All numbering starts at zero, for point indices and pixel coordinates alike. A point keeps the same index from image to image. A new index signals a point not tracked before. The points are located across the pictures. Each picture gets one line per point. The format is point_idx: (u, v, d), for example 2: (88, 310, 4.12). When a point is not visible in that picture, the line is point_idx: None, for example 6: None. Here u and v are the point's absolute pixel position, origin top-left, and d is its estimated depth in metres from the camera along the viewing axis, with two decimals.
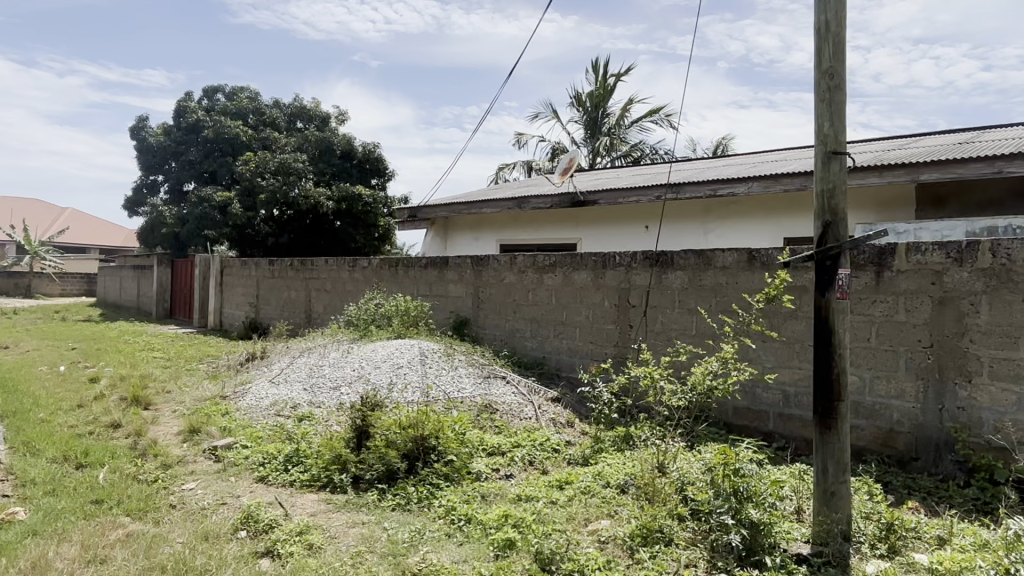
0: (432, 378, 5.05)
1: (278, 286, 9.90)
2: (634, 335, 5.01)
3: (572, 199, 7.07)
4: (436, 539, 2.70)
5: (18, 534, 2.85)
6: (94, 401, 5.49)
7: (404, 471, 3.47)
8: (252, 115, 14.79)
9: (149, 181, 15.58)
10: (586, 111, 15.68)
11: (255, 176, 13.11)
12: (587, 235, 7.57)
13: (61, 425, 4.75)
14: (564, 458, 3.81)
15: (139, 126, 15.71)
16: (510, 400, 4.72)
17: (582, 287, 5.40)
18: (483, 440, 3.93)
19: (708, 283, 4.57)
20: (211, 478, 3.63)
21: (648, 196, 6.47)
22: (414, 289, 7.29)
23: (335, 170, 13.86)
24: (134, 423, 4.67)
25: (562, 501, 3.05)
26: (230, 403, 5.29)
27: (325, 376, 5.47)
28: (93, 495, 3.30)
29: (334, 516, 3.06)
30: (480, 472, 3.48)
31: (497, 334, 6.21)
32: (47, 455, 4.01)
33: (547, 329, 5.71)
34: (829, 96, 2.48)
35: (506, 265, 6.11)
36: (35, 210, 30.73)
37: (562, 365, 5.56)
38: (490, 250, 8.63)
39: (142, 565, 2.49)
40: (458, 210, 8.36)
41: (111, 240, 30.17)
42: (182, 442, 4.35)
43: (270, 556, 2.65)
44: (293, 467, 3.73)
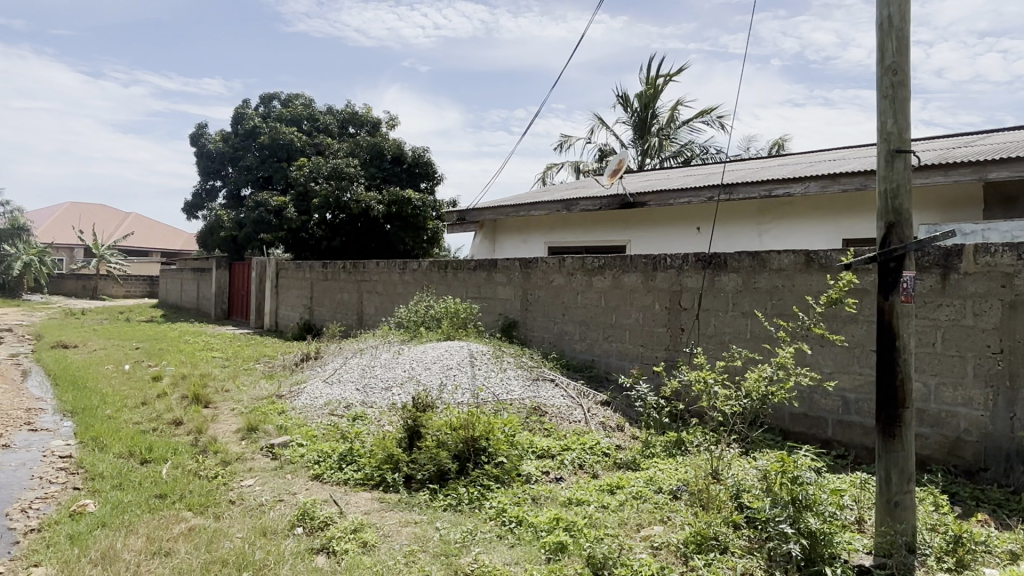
0: (481, 379, 5.08)
1: (331, 288, 10.10)
2: (686, 339, 4.93)
3: (622, 201, 7.02)
4: (487, 541, 2.71)
5: (89, 525, 2.98)
6: (157, 399, 5.70)
7: (455, 472, 3.49)
8: (306, 121, 15.21)
9: (208, 185, 16.09)
10: (635, 112, 15.53)
11: (308, 180, 13.55)
12: (637, 237, 7.50)
13: (126, 421, 4.95)
14: (615, 462, 3.76)
15: (199, 133, 16.25)
16: (559, 402, 4.70)
17: (632, 289, 5.35)
18: (533, 442, 3.93)
19: (763, 285, 4.47)
20: (268, 475, 3.73)
21: (700, 197, 6.37)
22: (463, 291, 7.34)
23: (385, 174, 14.08)
24: (196, 421, 4.83)
25: (614, 506, 3.03)
26: (286, 403, 5.41)
27: (377, 376, 5.56)
28: (157, 490, 3.43)
29: (388, 515, 3.10)
30: (530, 475, 3.48)
31: (546, 336, 6.20)
32: (114, 450, 4.19)
33: (597, 331, 5.67)
34: (893, 92, 2.39)
35: (555, 268, 6.10)
36: (103, 215, 32.13)
37: (611, 368, 5.52)
38: (538, 252, 8.62)
39: (205, 559, 2.56)
40: (507, 213, 8.39)
41: (172, 243, 31.31)
42: (240, 440, 4.48)
43: (325, 553, 2.70)
44: (346, 465, 3.80)
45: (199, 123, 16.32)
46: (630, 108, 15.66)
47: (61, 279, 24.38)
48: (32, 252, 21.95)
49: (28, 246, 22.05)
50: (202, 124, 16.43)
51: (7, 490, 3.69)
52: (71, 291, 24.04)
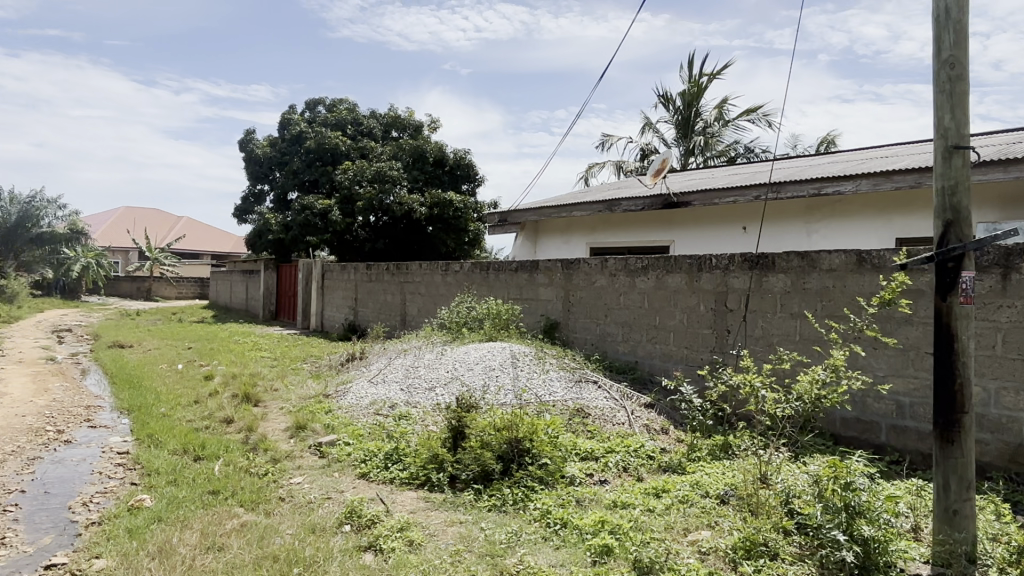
0: (523, 381, 5.08)
1: (375, 290, 10.23)
2: (732, 340, 4.85)
3: (665, 201, 6.94)
4: (532, 542, 2.71)
5: (146, 519, 3.09)
6: (209, 397, 5.86)
7: (499, 473, 3.50)
8: (350, 125, 15.46)
9: (256, 190, 16.47)
10: (679, 110, 15.36)
11: (353, 184, 13.76)
12: (681, 237, 7.41)
13: (180, 419, 5.10)
14: (660, 466, 3.72)
15: (247, 139, 16.66)
16: (602, 404, 4.68)
17: (676, 290, 5.29)
18: (577, 444, 3.92)
19: (812, 286, 4.37)
20: (316, 473, 3.80)
21: (746, 196, 6.26)
22: (505, 292, 7.35)
23: (428, 177, 14.21)
24: (246, 419, 4.95)
25: (660, 510, 2.99)
26: (333, 402, 5.50)
27: (420, 377, 5.62)
28: (209, 486, 3.53)
29: (433, 514, 3.13)
30: (574, 477, 3.47)
31: (588, 338, 6.18)
32: (169, 447, 4.32)
33: (640, 333, 5.62)
34: (950, 87, 2.31)
35: (597, 269, 6.07)
36: (156, 219, 33.17)
37: (655, 370, 5.46)
38: (581, 253, 8.59)
39: (257, 555, 2.63)
40: (548, 214, 8.38)
41: (222, 246, 32.16)
42: (289, 438, 4.57)
43: (373, 550, 2.73)
44: (392, 464, 3.85)
45: (247, 129, 16.73)
46: (673, 107, 15.49)
47: (118, 281, 25.26)
48: (89, 255, 22.77)
49: (86, 249, 22.87)
50: (250, 129, 16.83)
51: (70, 484, 3.85)
52: (127, 292, 24.92)
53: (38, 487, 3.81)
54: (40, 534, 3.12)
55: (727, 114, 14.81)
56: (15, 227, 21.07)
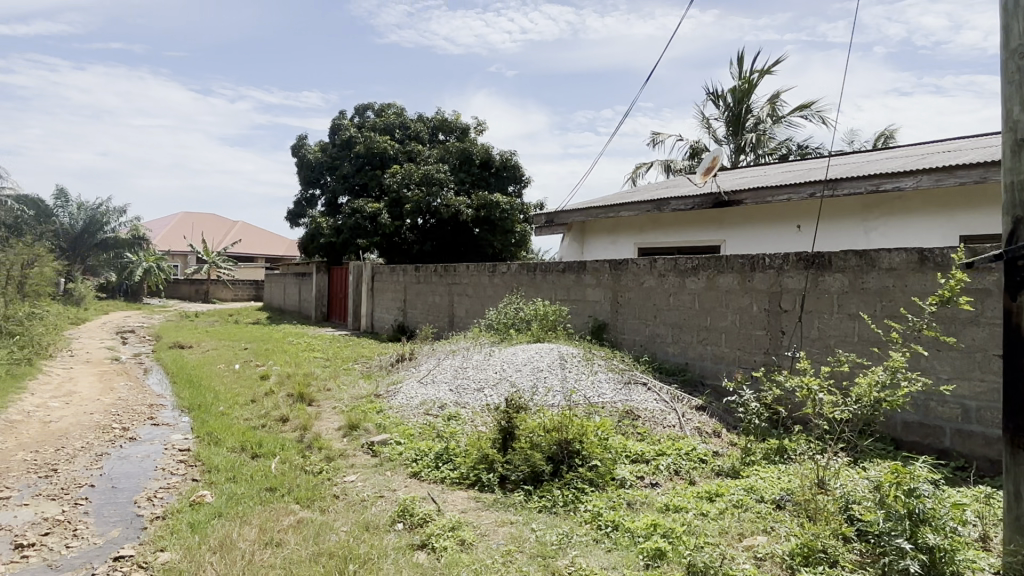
0: (572, 382, 5.06)
1: (423, 291, 10.35)
2: (787, 342, 4.74)
3: (716, 200, 6.82)
4: (584, 544, 2.70)
5: (208, 514, 3.19)
6: (266, 397, 6.01)
7: (549, 474, 3.49)
8: (398, 130, 15.71)
9: (307, 194, 16.84)
10: (729, 107, 15.11)
11: (401, 187, 13.95)
12: (732, 236, 7.28)
13: (239, 417, 5.26)
14: (713, 469, 3.66)
15: (299, 145, 17.05)
16: (652, 406, 4.63)
17: (728, 291, 5.20)
18: (627, 446, 3.89)
19: (871, 286, 4.24)
20: (370, 472, 3.86)
21: (800, 193, 6.10)
22: (553, 294, 7.34)
23: (475, 179, 14.37)
24: (301, 418, 5.07)
25: (713, 514, 2.94)
26: (384, 402, 5.59)
27: (470, 377, 5.66)
28: (267, 483, 3.62)
29: (484, 514, 3.14)
30: (625, 479, 3.44)
31: (637, 339, 6.12)
32: (228, 445, 4.46)
33: (690, 334, 5.54)
34: (1020, 77, 2.21)
35: (646, 269, 6.01)
36: (213, 224, 34.23)
37: (706, 372, 5.37)
38: (628, 254, 8.52)
39: (313, 551, 2.68)
40: (596, 215, 8.33)
41: (275, 250, 33.00)
42: (343, 437, 4.66)
43: (425, 549, 2.76)
44: (443, 464, 3.88)
45: (299, 135, 17.13)
46: (723, 104, 15.25)
47: (178, 284, 26.20)
48: (150, 260, 23.66)
49: (148, 254, 23.77)
50: (302, 136, 17.22)
51: (135, 479, 4.01)
52: (187, 295, 25.81)
53: (106, 482, 3.98)
54: (109, 527, 3.26)
55: (780, 110, 14.50)
56: (81, 233, 22.17)
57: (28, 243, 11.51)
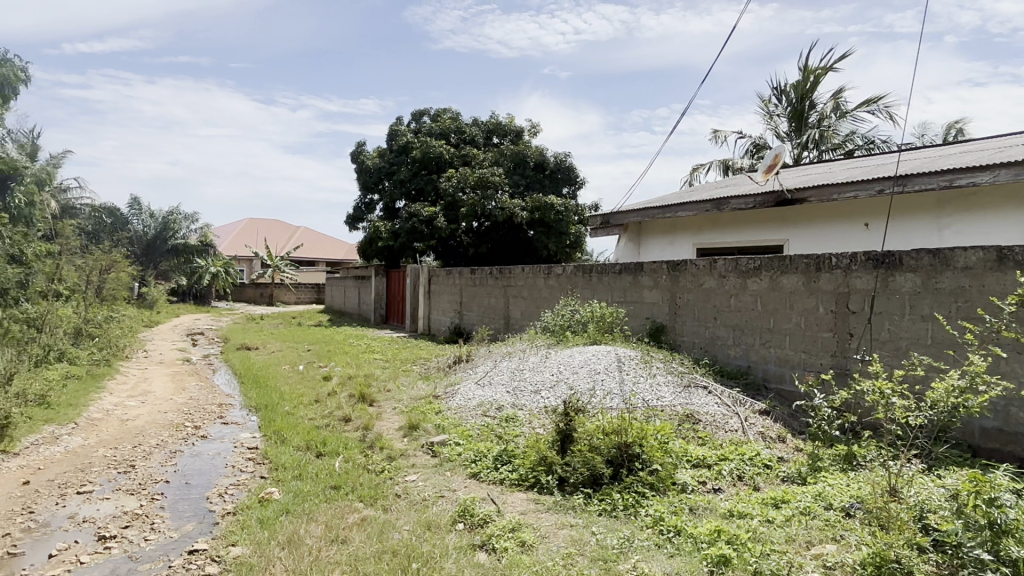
0: (630, 385, 5.00)
1: (479, 294, 10.42)
2: (855, 345, 4.57)
3: (778, 199, 6.64)
4: (646, 549, 2.67)
5: (276, 510, 3.30)
6: (328, 397, 6.17)
7: (609, 478, 3.46)
8: (453, 134, 15.89)
9: (365, 199, 17.17)
10: (791, 103, 14.74)
11: (457, 191, 14.08)
12: (795, 236, 7.07)
13: (303, 417, 5.41)
14: (778, 475, 3.56)
15: (358, 151, 17.41)
16: (713, 411, 4.54)
17: (792, 292, 5.06)
18: (688, 451, 3.82)
19: (945, 286, 4.06)
20: (430, 472, 3.92)
21: (867, 190, 5.89)
22: (610, 295, 7.29)
23: (529, 182, 14.47)
24: (363, 418, 5.18)
25: (779, 521, 2.86)
26: (442, 402, 5.66)
27: (527, 379, 5.68)
28: (332, 481, 3.71)
29: (544, 516, 3.14)
30: (686, 484, 3.39)
31: (696, 341, 6.01)
32: (294, 443, 4.59)
33: (753, 337, 5.42)
34: None
35: (705, 270, 5.90)
36: (276, 229, 35.32)
37: (769, 376, 5.24)
38: (686, 255, 8.38)
39: (378, 548, 2.74)
40: (652, 215, 8.24)
41: (336, 254, 33.83)
42: (403, 436, 4.74)
43: (486, 549, 2.78)
44: (502, 466, 3.90)
45: (358, 142, 17.49)
46: (786, 100, 14.89)
47: (244, 288, 27.16)
48: (218, 264, 24.58)
49: (216, 259, 24.70)
50: (360, 143, 17.62)
51: (207, 475, 4.18)
52: (253, 298, 26.81)
53: (180, 478, 4.16)
54: (184, 521, 3.40)
55: (845, 105, 14.01)
56: (154, 240, 23.15)
57: (107, 249, 12.12)
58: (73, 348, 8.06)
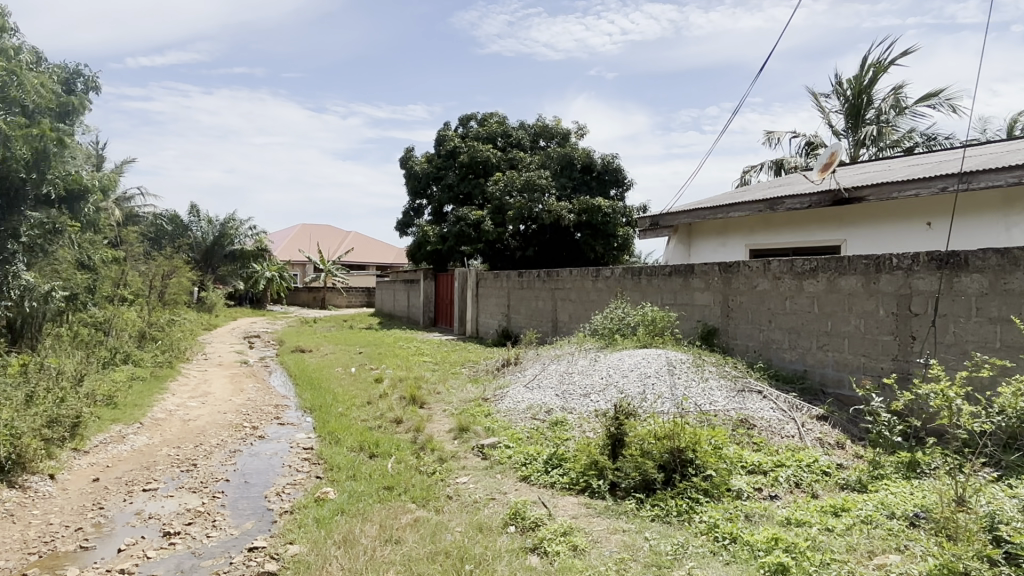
0: (682, 389, 4.93)
1: (527, 297, 10.42)
2: (918, 348, 4.41)
3: (835, 198, 6.45)
4: (700, 556, 2.62)
5: (332, 510, 3.37)
6: (380, 398, 6.26)
7: (661, 483, 3.42)
8: (500, 138, 15.96)
9: (414, 204, 17.38)
10: (848, 99, 14.33)
11: (504, 194, 14.13)
12: (853, 236, 6.85)
13: (356, 418, 5.50)
14: (837, 483, 3.46)
15: (406, 157, 17.65)
16: (768, 416, 4.44)
17: (850, 294, 4.91)
18: (743, 457, 3.74)
19: (1016, 287, 3.89)
20: (481, 474, 3.94)
21: (930, 187, 5.67)
22: (660, 298, 7.20)
23: (576, 184, 14.41)
24: (414, 420, 5.24)
25: (839, 530, 2.77)
26: (491, 405, 5.68)
27: (576, 383, 5.65)
28: (385, 482, 3.77)
29: (595, 520, 3.13)
30: (741, 490, 3.32)
31: (750, 345, 5.89)
32: (348, 444, 4.68)
33: (809, 340, 5.28)
34: None
35: (759, 272, 5.78)
36: (328, 233, 36.11)
37: (827, 381, 5.09)
38: (739, 256, 8.21)
39: (431, 549, 2.77)
40: (703, 216, 8.11)
41: (386, 258, 34.40)
42: (453, 439, 4.78)
43: (538, 552, 2.78)
44: (553, 469, 3.89)
45: (406, 148, 17.75)
46: (842, 97, 14.48)
47: (297, 291, 27.85)
48: (273, 269, 25.28)
49: (271, 264, 25.42)
50: (409, 149, 17.86)
51: (265, 475, 4.29)
52: (305, 302, 27.69)
53: (240, 477, 4.28)
54: (244, 519, 3.50)
55: (905, 101, 13.54)
56: (213, 246, 23.86)
57: (169, 255, 12.59)
58: (138, 351, 8.38)
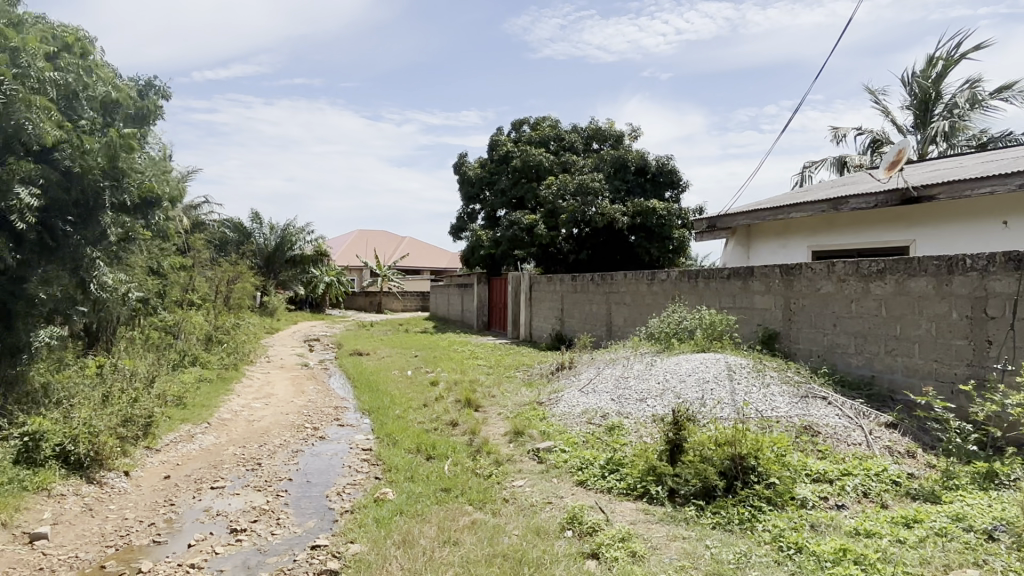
0: (742, 395, 4.82)
1: (581, 300, 10.38)
2: (995, 353, 4.20)
3: (903, 196, 6.20)
4: (764, 565, 2.55)
5: (391, 511, 3.41)
6: (436, 401, 6.34)
7: (722, 490, 3.34)
8: (553, 141, 15.97)
9: (467, 209, 17.53)
10: (915, 96, 13.84)
11: (557, 198, 14.11)
12: (922, 236, 6.58)
13: (412, 421, 5.58)
14: (908, 493, 3.32)
15: (460, 163, 17.81)
16: (834, 423, 4.29)
17: (921, 296, 4.72)
18: (808, 464, 3.63)
19: None
20: (537, 478, 3.94)
21: (1006, 184, 5.40)
22: (718, 301, 7.07)
23: (630, 186, 14.27)
24: (470, 423, 5.28)
25: (912, 542, 2.66)
26: (546, 409, 5.68)
27: (631, 388, 5.59)
28: (442, 483, 3.81)
29: (654, 527, 3.08)
30: (807, 499, 3.22)
31: (813, 349, 5.72)
32: (405, 446, 4.74)
33: (877, 345, 5.09)
34: None
35: (823, 274, 5.61)
36: (384, 239, 36.75)
37: (896, 387, 4.89)
38: (801, 258, 7.99)
39: (489, 552, 2.78)
40: (762, 217, 7.92)
41: (440, 263, 34.80)
42: (509, 442, 4.80)
43: (596, 558, 2.76)
44: (610, 474, 3.86)
45: (460, 153, 17.92)
46: (910, 93, 13.99)
47: (354, 296, 28.46)
48: (331, 274, 25.92)
49: (329, 269, 26.04)
50: (462, 154, 18.02)
51: (326, 475, 4.39)
52: (362, 306, 28.23)
53: (302, 476, 4.39)
54: (306, 518, 3.58)
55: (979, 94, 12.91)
56: (275, 251, 24.15)
57: (233, 261, 13.04)
58: (205, 353, 8.70)
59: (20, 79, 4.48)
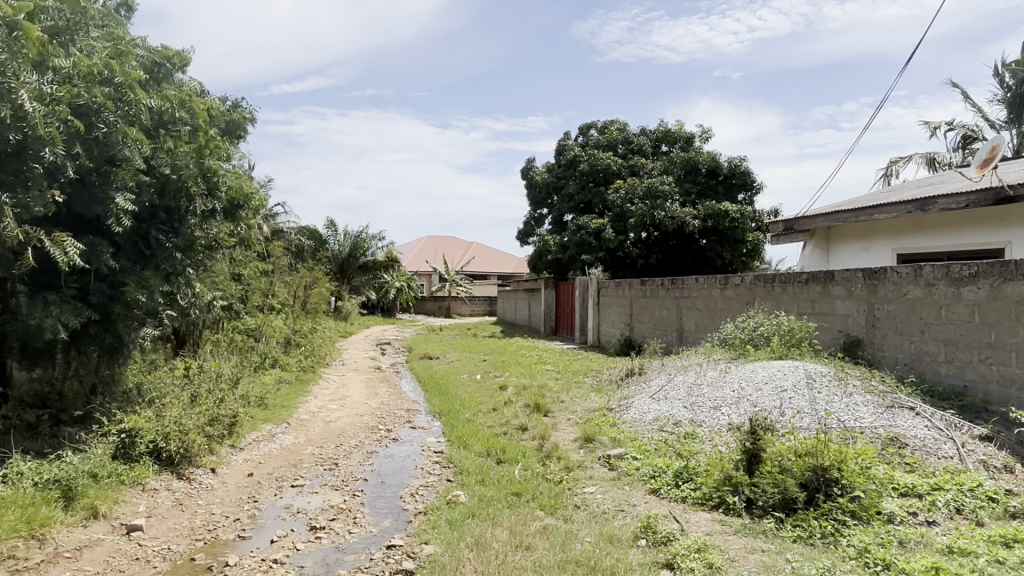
0: (823, 404, 4.63)
1: (651, 305, 10.22)
2: None
3: (997, 196, 5.85)
4: None
5: (463, 513, 3.46)
6: (505, 406, 6.36)
7: (803, 503, 3.22)
8: (621, 145, 15.83)
9: (535, 215, 17.57)
10: (1010, 88, 12.97)
11: (626, 202, 13.96)
12: (1019, 237, 6.17)
13: (482, 425, 5.63)
14: (1007, 512, 3.12)
15: (528, 168, 17.86)
16: (922, 434, 4.08)
17: (1018, 301, 4.44)
18: (895, 478, 3.46)
19: None
20: (608, 485, 3.91)
21: None
22: (797, 306, 6.84)
23: (701, 189, 13.99)
24: (539, 428, 5.28)
25: (1013, 563, 2.49)
26: (616, 416, 5.62)
27: (705, 395, 5.45)
28: (513, 488, 3.83)
29: (731, 539, 3.01)
30: (894, 514, 3.08)
31: (900, 357, 5.45)
32: (475, 450, 4.79)
33: (969, 353, 4.81)
34: None
35: (909, 278, 5.34)
36: (453, 244, 37.29)
37: (991, 397, 4.61)
38: (885, 261, 7.63)
39: (561, 558, 2.77)
40: (843, 219, 7.62)
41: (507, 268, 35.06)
42: (579, 448, 4.78)
43: (671, 568, 2.72)
44: (683, 483, 3.79)
45: (528, 159, 17.98)
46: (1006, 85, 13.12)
47: (423, 300, 29.04)
48: (402, 279, 26.76)
49: (401, 274, 26.83)
50: (530, 160, 18.05)
51: (400, 476, 4.48)
52: (432, 310, 28.77)
53: (377, 477, 4.50)
54: (382, 518, 3.67)
55: None
56: (348, 257, 24.67)
57: (309, 268, 13.49)
58: (283, 356, 9.04)
59: (123, 114, 4.68)
